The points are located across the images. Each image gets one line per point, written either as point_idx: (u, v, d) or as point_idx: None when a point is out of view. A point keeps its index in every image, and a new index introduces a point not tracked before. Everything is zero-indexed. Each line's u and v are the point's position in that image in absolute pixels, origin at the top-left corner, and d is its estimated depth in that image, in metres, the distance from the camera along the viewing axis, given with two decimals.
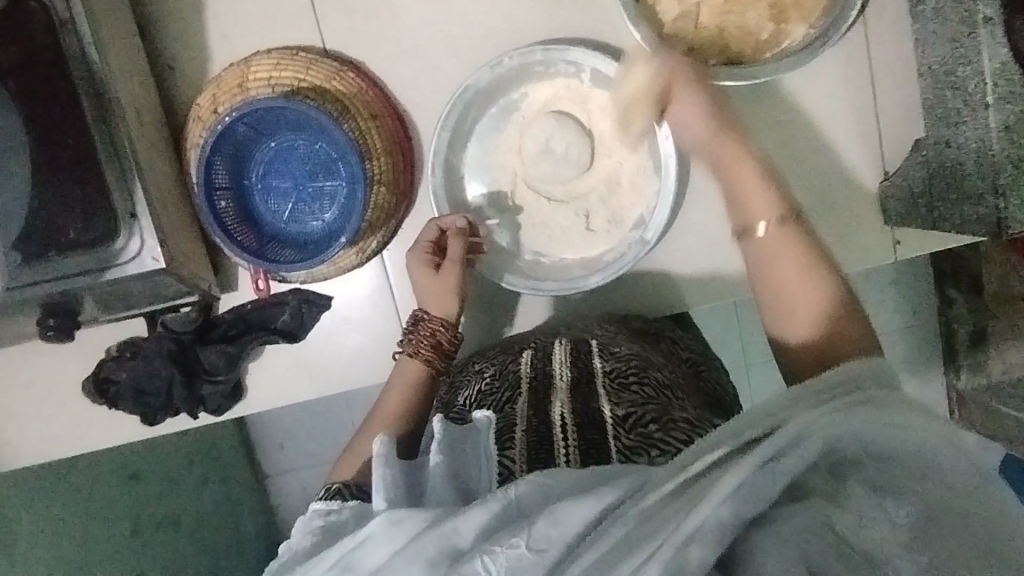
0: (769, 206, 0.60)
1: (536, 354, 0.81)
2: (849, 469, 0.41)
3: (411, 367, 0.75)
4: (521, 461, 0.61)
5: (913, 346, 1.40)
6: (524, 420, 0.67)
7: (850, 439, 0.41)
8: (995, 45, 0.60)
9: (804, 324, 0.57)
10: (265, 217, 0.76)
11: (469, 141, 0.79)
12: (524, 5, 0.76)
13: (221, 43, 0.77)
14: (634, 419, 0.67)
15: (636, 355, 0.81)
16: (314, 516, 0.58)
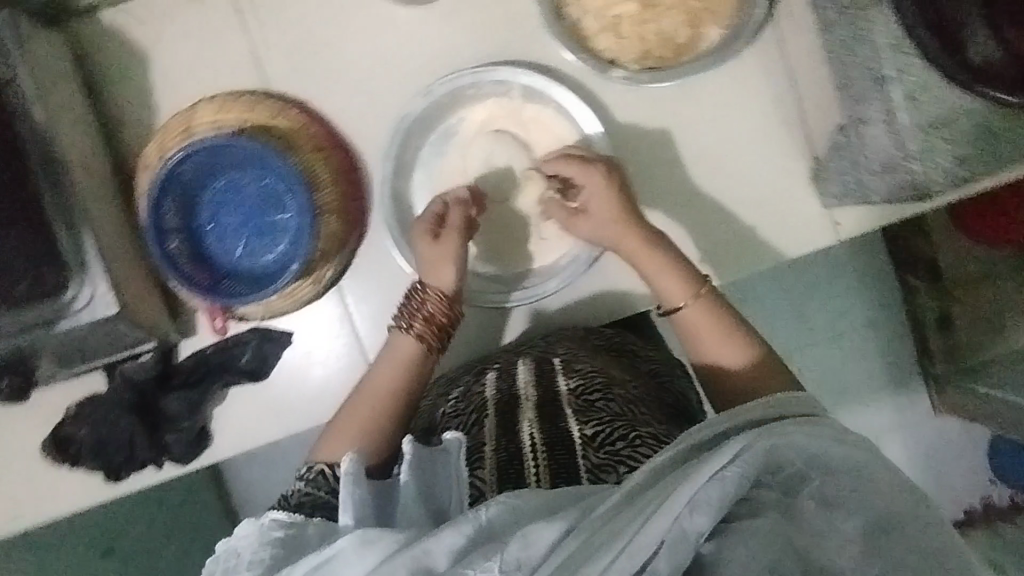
0: (682, 290, 0.74)
1: (499, 373, 0.80)
2: (797, 486, 0.51)
3: (408, 344, 0.76)
4: (491, 482, 0.65)
5: (885, 338, 1.42)
6: (493, 441, 0.69)
7: (790, 459, 0.50)
8: (885, 24, 0.69)
9: (728, 359, 0.73)
10: (218, 255, 0.78)
11: (414, 170, 0.81)
12: (452, 32, 0.79)
13: (164, 94, 0.79)
14: (603, 437, 0.68)
15: (599, 370, 0.80)
16: (272, 529, 0.61)
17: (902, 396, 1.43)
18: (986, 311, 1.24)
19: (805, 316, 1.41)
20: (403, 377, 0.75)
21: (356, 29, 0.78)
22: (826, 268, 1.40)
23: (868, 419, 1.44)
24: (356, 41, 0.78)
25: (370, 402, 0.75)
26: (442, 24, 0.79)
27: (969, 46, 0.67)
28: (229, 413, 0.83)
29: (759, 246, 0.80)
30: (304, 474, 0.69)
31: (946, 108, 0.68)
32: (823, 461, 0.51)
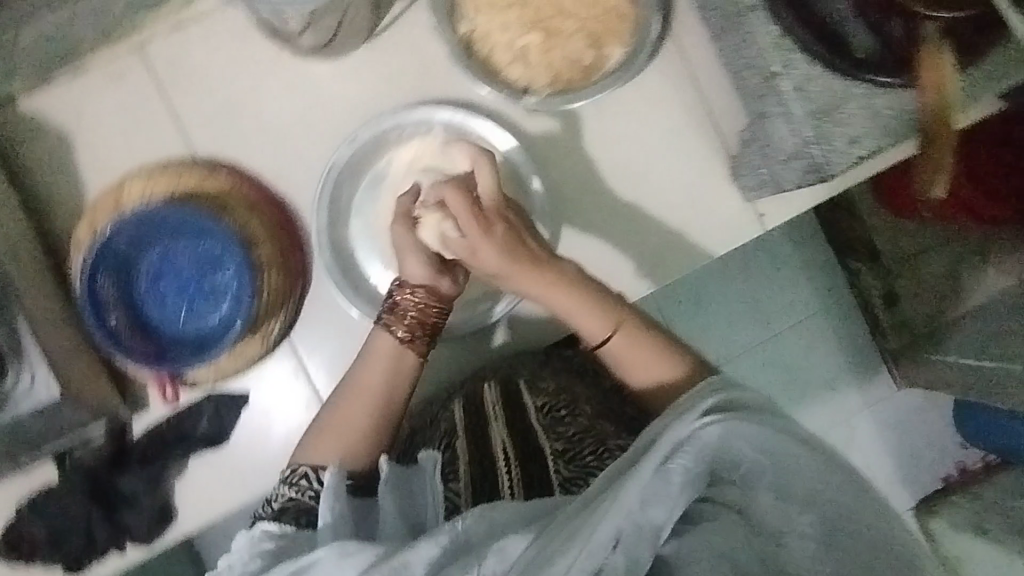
0: (601, 322, 0.74)
1: (466, 399, 0.81)
2: (758, 480, 0.53)
3: (392, 346, 0.74)
4: (465, 494, 0.65)
5: (837, 319, 1.48)
6: (466, 455, 0.70)
7: (750, 454, 0.53)
8: (765, 24, 0.72)
9: (656, 373, 0.77)
10: (161, 325, 0.78)
11: (349, 216, 0.82)
12: (370, 81, 0.82)
13: (91, 174, 0.79)
14: (573, 451, 0.70)
15: (563, 389, 0.84)
16: (261, 541, 0.65)
17: (862, 374, 1.48)
18: (927, 283, 1.28)
19: (759, 309, 1.46)
20: (389, 379, 0.74)
21: (275, 89, 0.81)
22: (771, 260, 1.45)
23: (835, 400, 1.48)
24: (278, 98, 0.81)
25: (357, 399, 0.74)
26: (358, 74, 0.82)
27: (851, 39, 0.72)
28: (190, 486, 0.81)
29: (685, 243, 0.86)
30: (288, 477, 0.70)
31: (835, 95, 0.72)
32: (782, 456, 0.53)
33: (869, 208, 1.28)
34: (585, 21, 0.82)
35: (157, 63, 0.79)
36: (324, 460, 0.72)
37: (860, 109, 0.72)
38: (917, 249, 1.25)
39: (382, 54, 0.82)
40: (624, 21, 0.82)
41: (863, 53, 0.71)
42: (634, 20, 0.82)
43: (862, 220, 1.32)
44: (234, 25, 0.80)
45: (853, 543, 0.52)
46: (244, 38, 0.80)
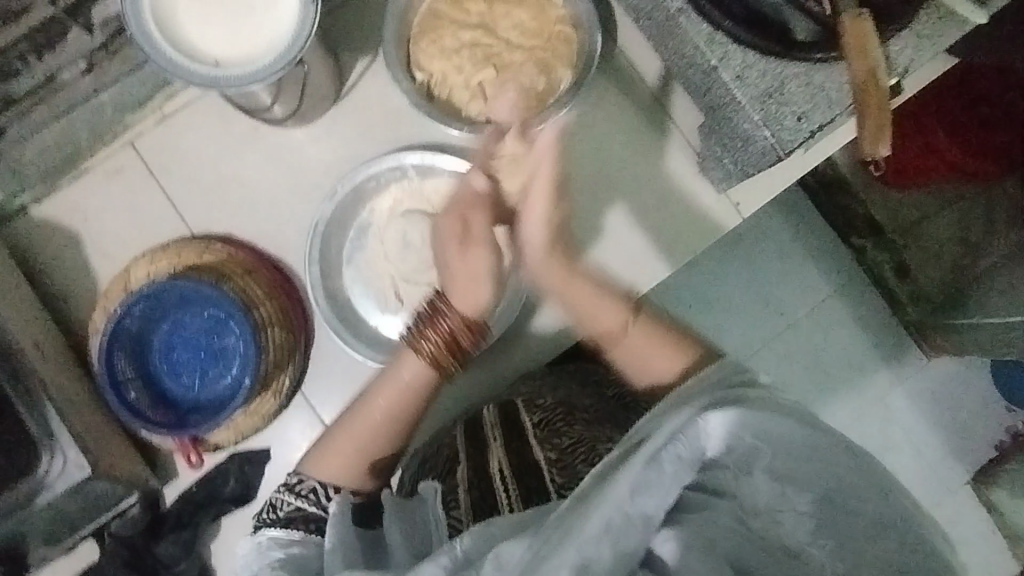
0: (613, 316, 0.75)
1: (467, 425, 0.85)
2: (754, 461, 0.54)
3: (419, 369, 0.74)
4: (465, 515, 0.67)
5: (852, 300, 1.45)
6: (465, 477, 0.73)
7: (738, 434, 0.54)
8: (696, 25, 0.76)
9: (653, 367, 0.75)
10: (178, 394, 0.84)
11: (341, 267, 0.87)
12: (344, 140, 0.88)
13: (101, 265, 0.86)
14: (566, 459, 0.72)
15: (561, 401, 0.86)
16: (272, 549, 0.68)
17: (890, 351, 1.45)
18: (932, 250, 1.30)
19: (770, 302, 1.44)
20: (407, 405, 0.76)
21: (259, 161, 0.87)
22: (776, 252, 1.44)
23: (866, 382, 1.45)
24: (261, 169, 0.87)
25: (366, 420, 0.77)
26: (333, 135, 0.88)
27: (792, 27, 0.76)
28: (222, 545, 0.86)
29: (664, 252, 0.91)
30: (297, 489, 0.74)
31: (775, 78, 0.75)
32: (760, 430, 0.54)
33: (861, 182, 1.30)
34: (533, 51, 0.87)
35: (148, 154, 0.87)
36: (331, 476, 0.76)
37: (803, 86, 0.75)
38: (915, 219, 1.30)
39: (350, 112, 0.88)
40: (569, 44, 0.87)
41: (806, 36, 0.75)
42: (578, 41, 0.86)
43: (857, 197, 1.33)
44: (212, 109, 0.87)
45: (842, 503, 0.54)
46: (223, 119, 0.87)
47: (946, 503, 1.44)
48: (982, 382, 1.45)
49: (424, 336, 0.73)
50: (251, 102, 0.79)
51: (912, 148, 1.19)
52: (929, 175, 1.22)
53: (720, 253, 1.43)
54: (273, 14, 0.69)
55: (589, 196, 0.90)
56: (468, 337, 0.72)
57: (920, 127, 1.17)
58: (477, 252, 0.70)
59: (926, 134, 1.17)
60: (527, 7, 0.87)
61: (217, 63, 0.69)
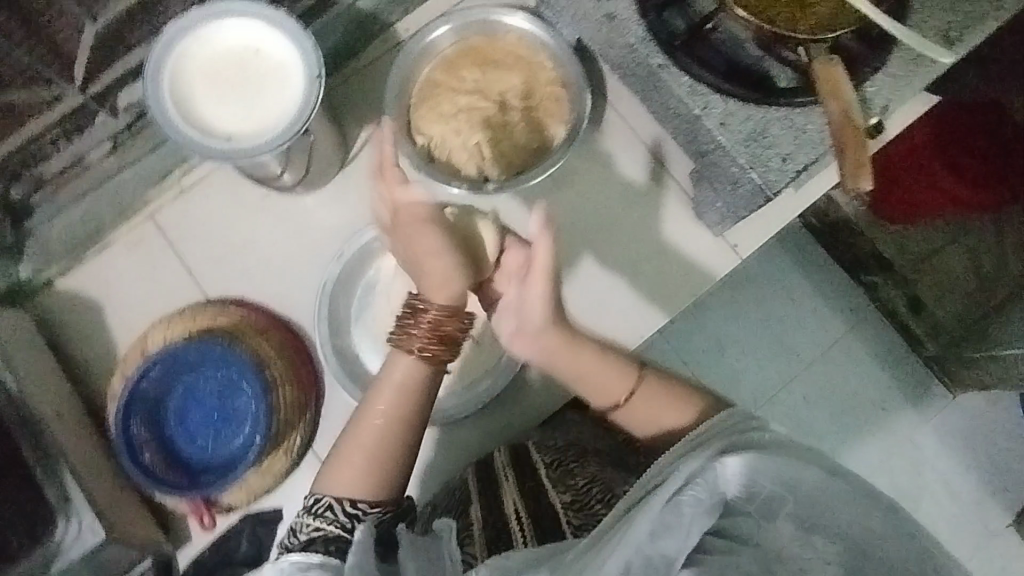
0: (620, 387, 0.78)
1: (478, 467, 0.86)
2: (778, 508, 0.50)
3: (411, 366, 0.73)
4: (478, 551, 0.67)
5: (868, 337, 1.44)
6: (481, 518, 0.73)
7: (759, 470, 0.51)
8: (678, 77, 0.80)
9: (666, 418, 0.78)
10: (193, 456, 0.85)
11: (350, 323, 0.90)
12: (350, 203, 0.93)
13: (121, 332, 0.90)
14: (581, 501, 0.72)
15: (570, 442, 0.88)
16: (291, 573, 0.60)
17: (912, 388, 1.42)
18: (946, 284, 1.29)
19: (784, 344, 1.43)
20: (412, 398, 0.73)
21: (271, 227, 0.92)
22: (785, 293, 1.44)
23: (891, 421, 1.41)
24: (274, 234, 0.92)
25: (372, 426, 0.72)
26: (340, 200, 0.93)
27: (776, 77, 0.80)
28: None
29: (682, 285, 0.94)
30: (313, 510, 0.68)
31: (758, 123, 0.78)
32: (779, 475, 0.51)
33: (864, 220, 1.32)
34: (526, 111, 0.92)
35: (167, 225, 0.91)
36: (348, 489, 0.70)
37: (786, 128, 0.78)
38: (925, 253, 1.28)
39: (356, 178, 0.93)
40: (560, 103, 0.91)
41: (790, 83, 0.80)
42: (569, 100, 0.91)
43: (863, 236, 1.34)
44: (227, 181, 0.92)
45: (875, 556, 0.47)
46: (237, 189, 0.92)
47: (987, 547, 1.38)
48: (1012, 416, 1.40)
49: (411, 332, 0.74)
50: (262, 171, 0.84)
51: (907, 173, 1.20)
52: (928, 207, 1.22)
53: (728, 296, 1.43)
54: (280, 91, 0.75)
55: (594, 242, 0.94)
56: (452, 321, 0.74)
57: (909, 152, 1.19)
58: (456, 279, 0.75)
59: (920, 159, 1.18)
60: (518, 71, 0.92)
61: (229, 137, 0.74)
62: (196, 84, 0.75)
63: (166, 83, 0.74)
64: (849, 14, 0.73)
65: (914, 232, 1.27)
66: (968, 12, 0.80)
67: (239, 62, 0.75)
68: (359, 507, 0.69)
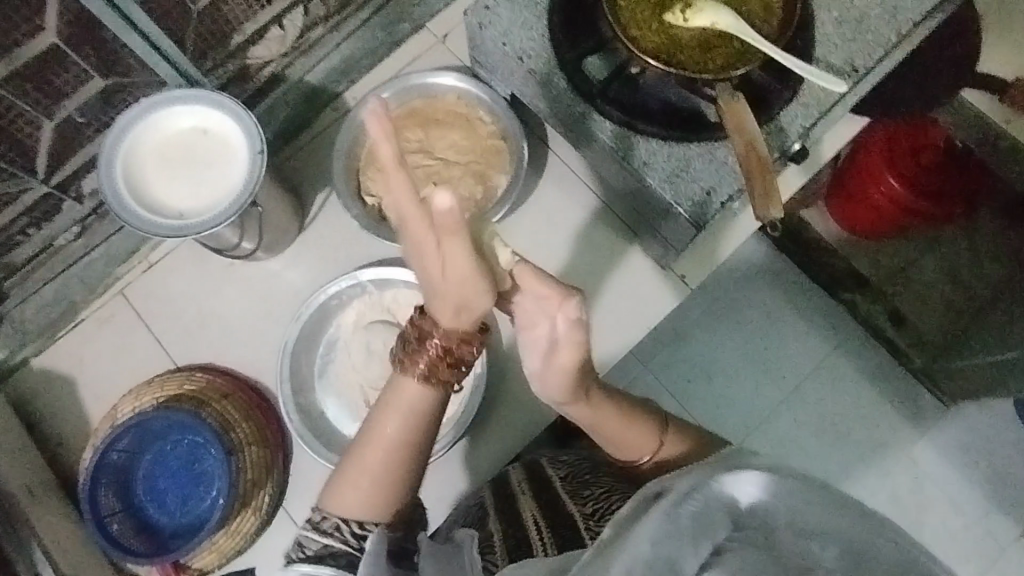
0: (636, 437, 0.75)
1: (494, 487, 0.83)
2: (775, 519, 0.36)
3: (417, 389, 0.67)
4: (500, 558, 0.64)
5: (854, 354, 1.40)
6: (499, 531, 0.70)
7: (794, 493, 0.36)
8: (600, 123, 0.84)
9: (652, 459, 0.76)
10: (162, 521, 0.88)
11: (313, 380, 0.93)
12: (310, 265, 0.97)
13: (95, 405, 0.94)
14: (601, 508, 0.69)
15: (582, 457, 0.85)
16: None
17: (902, 402, 1.38)
18: (925, 295, 1.31)
19: (769, 368, 1.40)
20: (410, 423, 0.68)
21: (234, 293, 0.96)
22: (765, 316, 1.41)
23: (887, 438, 1.37)
24: (238, 301, 0.96)
25: (373, 449, 0.69)
26: (300, 262, 0.97)
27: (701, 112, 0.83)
28: None
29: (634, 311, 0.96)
30: (322, 527, 0.70)
31: (679, 160, 0.84)
32: (804, 506, 0.36)
33: (836, 239, 1.33)
34: (469, 163, 0.96)
35: (135, 299, 0.96)
36: (351, 511, 0.69)
37: (707, 163, 0.83)
38: (900, 264, 1.31)
39: (313, 244, 0.98)
40: (500, 154, 0.96)
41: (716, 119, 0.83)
42: (508, 151, 0.95)
43: (834, 253, 1.34)
44: (190, 252, 0.97)
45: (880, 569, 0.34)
46: (201, 260, 0.97)
47: (1004, 562, 1.32)
48: (1009, 421, 1.35)
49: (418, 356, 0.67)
50: (219, 242, 0.88)
51: (877, 199, 1.17)
52: (891, 223, 1.22)
53: (707, 322, 1.41)
54: (228, 168, 0.80)
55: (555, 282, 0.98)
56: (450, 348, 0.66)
57: (871, 181, 1.16)
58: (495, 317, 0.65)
59: (882, 184, 1.16)
60: (459, 127, 0.97)
61: (181, 215, 0.79)
62: (149, 170, 0.81)
63: (119, 170, 0.79)
64: (754, 53, 0.78)
65: (883, 249, 1.31)
66: (867, 42, 0.85)
67: (188, 145, 0.81)
68: (366, 527, 0.70)
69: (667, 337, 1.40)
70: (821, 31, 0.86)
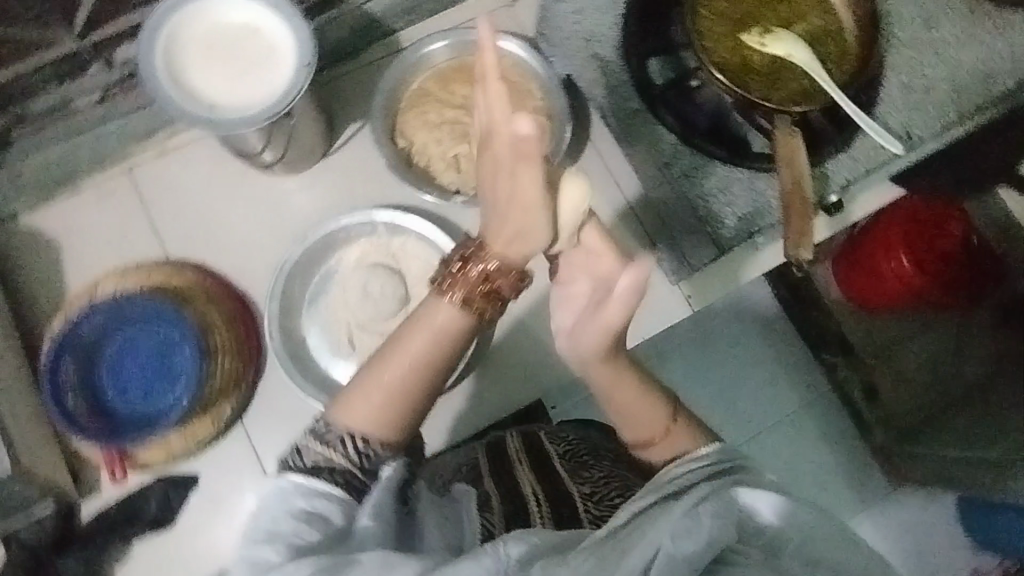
0: (655, 424, 0.66)
1: (490, 449, 0.85)
2: (784, 547, 0.50)
3: (448, 311, 0.62)
4: (499, 524, 0.65)
5: (821, 417, 1.41)
6: (497, 496, 0.72)
7: (795, 518, 0.51)
8: None
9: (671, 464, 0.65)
10: (117, 408, 0.86)
11: (302, 307, 0.92)
12: (326, 192, 0.95)
13: (76, 276, 0.92)
14: (599, 493, 0.71)
15: (582, 436, 0.89)
16: (295, 497, 0.59)
17: (854, 476, 1.40)
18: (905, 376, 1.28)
19: (736, 411, 1.40)
20: (436, 343, 0.62)
21: (242, 201, 0.94)
22: (747, 360, 1.42)
23: (830, 506, 1.38)
24: (244, 209, 0.94)
25: (385, 365, 0.62)
26: (317, 187, 0.95)
27: (751, 139, 0.84)
28: (130, 567, 0.87)
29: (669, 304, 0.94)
30: (322, 438, 0.62)
31: (720, 180, 0.84)
32: (803, 526, 0.51)
33: (838, 301, 1.28)
34: None
35: (142, 181, 0.94)
36: (360, 424, 0.62)
37: (745, 190, 0.84)
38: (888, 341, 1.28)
39: (334, 172, 0.96)
40: None
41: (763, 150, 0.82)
42: None
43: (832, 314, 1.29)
44: (208, 147, 0.95)
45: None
46: (217, 159, 0.95)
47: None
48: (949, 519, 1.37)
49: (460, 281, 0.62)
50: (242, 146, 0.85)
51: (886, 273, 1.16)
52: (892, 300, 1.19)
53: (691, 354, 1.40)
54: (271, 74, 0.78)
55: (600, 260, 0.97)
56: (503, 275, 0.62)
57: (884, 253, 1.14)
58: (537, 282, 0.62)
59: (892, 259, 1.14)
60: None
61: (212, 106, 0.77)
62: (190, 54, 0.78)
63: (159, 47, 0.76)
64: (820, 93, 0.77)
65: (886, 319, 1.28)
66: (928, 114, 0.85)
67: (236, 40, 0.79)
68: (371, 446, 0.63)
69: (650, 356, 1.39)
70: (887, 93, 0.86)
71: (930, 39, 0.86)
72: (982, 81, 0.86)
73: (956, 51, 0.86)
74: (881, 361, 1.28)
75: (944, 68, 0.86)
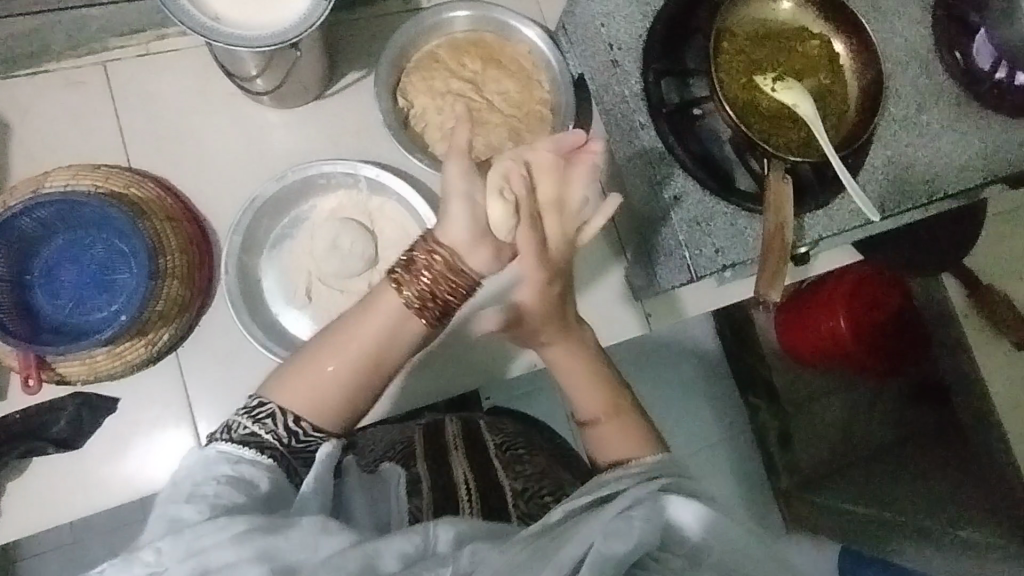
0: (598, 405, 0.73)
1: (428, 431, 0.83)
2: (704, 558, 0.53)
3: (396, 304, 0.64)
4: (427, 507, 0.66)
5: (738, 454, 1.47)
6: (428, 479, 0.71)
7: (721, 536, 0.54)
8: (653, 140, 0.85)
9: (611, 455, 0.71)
10: (44, 310, 0.81)
11: (263, 247, 0.88)
12: (312, 135, 0.92)
13: (23, 163, 0.85)
14: (532, 489, 0.72)
15: (517, 431, 0.90)
16: (220, 463, 0.59)
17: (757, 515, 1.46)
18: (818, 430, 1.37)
19: None
20: (383, 337, 0.64)
21: (221, 123, 0.89)
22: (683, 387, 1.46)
23: None
24: (222, 132, 0.89)
25: (331, 351, 0.64)
26: (304, 127, 0.92)
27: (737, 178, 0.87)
28: (21, 483, 0.80)
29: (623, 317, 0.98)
30: (254, 411, 0.63)
31: (705, 210, 0.85)
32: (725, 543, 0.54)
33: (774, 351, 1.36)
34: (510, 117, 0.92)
35: (117, 78, 0.88)
36: (294, 404, 0.63)
37: (727, 225, 0.84)
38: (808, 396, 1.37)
39: (324, 116, 0.92)
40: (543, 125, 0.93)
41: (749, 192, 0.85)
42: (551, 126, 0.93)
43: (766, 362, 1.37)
44: (197, 60, 0.90)
45: None
46: (205, 75, 0.90)
47: None
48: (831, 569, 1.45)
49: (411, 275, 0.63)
50: (236, 66, 0.81)
51: (826, 333, 1.23)
52: (824, 357, 1.28)
53: (630, 372, 1.39)
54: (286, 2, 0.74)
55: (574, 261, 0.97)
56: (452, 288, 0.64)
57: (824, 312, 1.22)
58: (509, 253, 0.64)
59: (831, 319, 1.22)
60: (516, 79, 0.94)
61: (216, 18, 0.72)
62: None
63: None
64: (814, 148, 0.81)
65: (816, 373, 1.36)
66: (901, 192, 0.90)
67: None
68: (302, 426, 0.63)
69: None
70: (870, 163, 0.90)
71: (917, 122, 0.92)
72: (954, 172, 0.92)
73: (937, 139, 0.92)
74: (802, 411, 1.37)
75: (925, 152, 0.91)
